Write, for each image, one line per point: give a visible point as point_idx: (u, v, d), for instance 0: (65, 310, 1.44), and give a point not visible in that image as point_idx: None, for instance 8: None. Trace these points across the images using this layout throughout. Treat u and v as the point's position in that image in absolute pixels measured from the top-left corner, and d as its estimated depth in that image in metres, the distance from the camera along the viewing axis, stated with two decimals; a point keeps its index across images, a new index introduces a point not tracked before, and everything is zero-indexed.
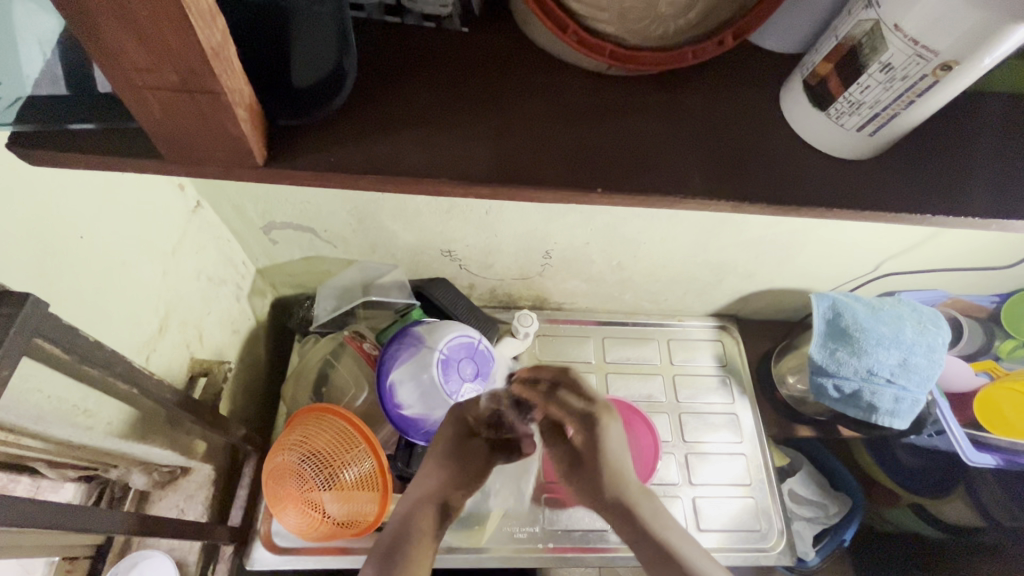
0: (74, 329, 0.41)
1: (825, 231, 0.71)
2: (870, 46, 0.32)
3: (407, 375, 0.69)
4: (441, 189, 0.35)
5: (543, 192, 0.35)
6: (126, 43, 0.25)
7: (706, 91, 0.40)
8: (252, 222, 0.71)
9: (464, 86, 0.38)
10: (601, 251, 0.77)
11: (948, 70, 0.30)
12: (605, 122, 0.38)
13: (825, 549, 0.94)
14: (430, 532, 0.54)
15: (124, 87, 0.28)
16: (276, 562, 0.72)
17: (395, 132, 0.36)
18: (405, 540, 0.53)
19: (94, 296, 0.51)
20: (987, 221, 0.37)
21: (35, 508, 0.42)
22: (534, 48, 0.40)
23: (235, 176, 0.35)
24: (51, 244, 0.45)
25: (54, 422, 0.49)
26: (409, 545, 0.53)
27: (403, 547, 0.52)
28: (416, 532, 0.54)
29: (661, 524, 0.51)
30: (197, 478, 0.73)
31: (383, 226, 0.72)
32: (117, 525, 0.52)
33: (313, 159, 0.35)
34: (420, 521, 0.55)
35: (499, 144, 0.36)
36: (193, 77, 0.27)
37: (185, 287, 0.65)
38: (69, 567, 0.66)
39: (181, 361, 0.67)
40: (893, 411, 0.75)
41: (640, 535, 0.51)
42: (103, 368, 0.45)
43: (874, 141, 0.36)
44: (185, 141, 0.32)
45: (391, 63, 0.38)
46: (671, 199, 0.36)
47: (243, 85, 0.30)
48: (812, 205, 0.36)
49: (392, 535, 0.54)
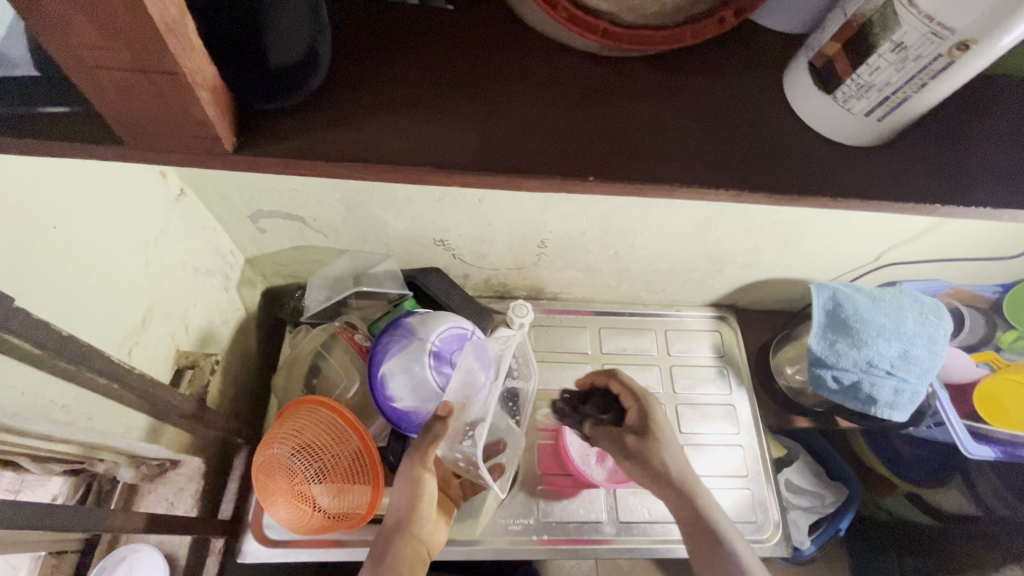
0: (46, 325, 0.40)
1: (828, 221, 0.70)
2: (881, 24, 0.30)
3: (398, 367, 0.70)
4: (426, 178, 0.33)
5: (532, 181, 0.33)
6: (70, 17, 0.23)
7: (706, 74, 0.38)
8: (238, 210, 0.69)
9: (447, 68, 0.35)
10: (598, 240, 0.75)
11: (966, 49, 0.28)
12: (600, 107, 0.36)
13: (820, 538, 0.95)
14: (413, 547, 0.58)
15: (75, 68, 0.26)
16: (267, 555, 0.71)
17: (373, 117, 0.34)
18: (390, 557, 0.56)
19: (69, 288, 0.49)
20: (1000, 211, 0.35)
21: (11, 508, 0.40)
22: (523, 28, 0.37)
23: (206, 163, 0.33)
24: (18, 235, 0.43)
25: (32, 418, 0.47)
26: (397, 568, 0.55)
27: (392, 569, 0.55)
28: (400, 558, 0.56)
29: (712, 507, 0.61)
30: (187, 471, 0.72)
31: (374, 215, 0.70)
32: (99, 523, 0.50)
33: (287, 144, 0.33)
34: (402, 544, 0.57)
35: (485, 130, 0.34)
36: (148, 57, 0.25)
37: (169, 278, 0.63)
38: (56, 561, 0.65)
39: (166, 353, 0.65)
40: (894, 403, 0.73)
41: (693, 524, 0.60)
42: (78, 363, 0.44)
43: (884, 126, 0.34)
44: (146, 126, 0.30)
45: (368, 45, 0.36)
46: (668, 188, 0.34)
47: (206, 65, 0.28)
48: (817, 194, 0.35)
49: (377, 550, 0.57)
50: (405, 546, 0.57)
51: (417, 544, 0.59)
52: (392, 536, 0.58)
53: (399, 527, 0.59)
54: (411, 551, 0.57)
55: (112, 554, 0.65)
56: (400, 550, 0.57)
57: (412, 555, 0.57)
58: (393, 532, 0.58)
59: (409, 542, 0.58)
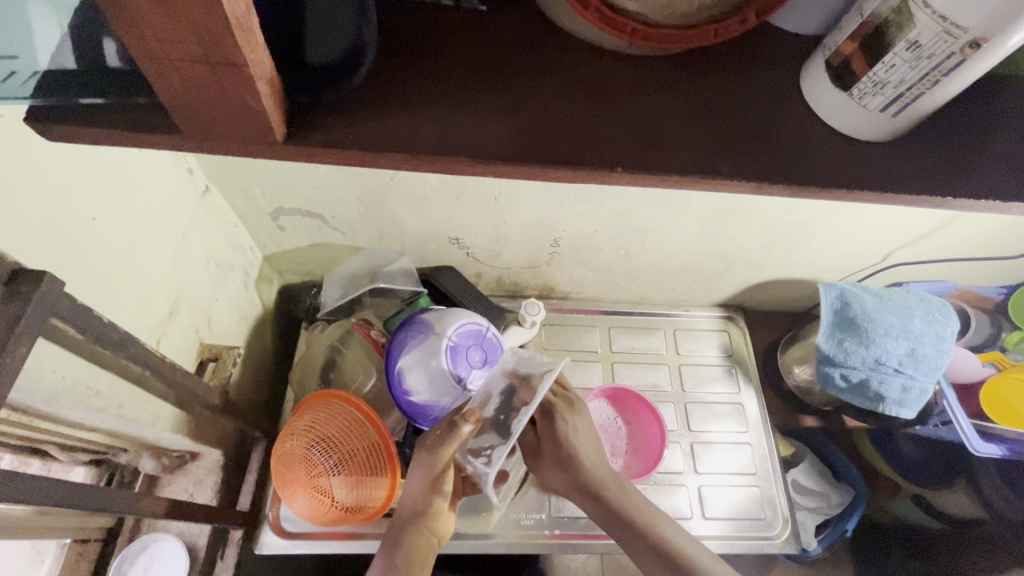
0: (89, 310, 0.41)
1: (837, 221, 0.71)
2: (897, 23, 0.31)
3: (415, 362, 0.71)
4: (460, 168, 0.35)
5: (562, 171, 0.35)
6: (149, 12, 0.25)
7: (725, 71, 0.39)
8: (260, 207, 0.71)
9: (480, 64, 0.37)
10: (610, 239, 0.77)
11: (978, 47, 0.29)
12: (625, 101, 0.37)
13: (828, 540, 0.96)
14: (428, 537, 0.60)
15: (147, 60, 0.28)
16: (285, 546, 0.72)
17: (411, 110, 0.35)
18: (406, 547, 0.59)
19: (105, 278, 0.51)
20: (1007, 204, 0.37)
21: (51, 488, 0.41)
22: (552, 27, 0.39)
23: (254, 154, 0.35)
24: (63, 225, 0.44)
25: (67, 403, 0.49)
26: (411, 560, 0.58)
27: (406, 561, 0.58)
28: (414, 553, 0.58)
29: (638, 512, 0.60)
30: (206, 463, 0.73)
31: (391, 213, 0.72)
32: (128, 508, 0.51)
33: (331, 134, 0.34)
34: (416, 535, 0.60)
35: (517, 122, 0.35)
36: (215, 48, 0.27)
37: (195, 271, 0.65)
38: (80, 549, 0.66)
39: (190, 346, 0.67)
40: (901, 401, 0.75)
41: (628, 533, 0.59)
42: (116, 349, 0.45)
43: (897, 121, 0.36)
44: (205, 117, 0.32)
45: (405, 41, 0.37)
46: (691, 179, 0.35)
47: (265, 58, 0.29)
48: (832, 186, 0.36)
49: (392, 538, 0.60)
50: (420, 539, 0.60)
51: (430, 537, 0.60)
52: (407, 526, 0.60)
53: (414, 516, 0.61)
54: (426, 544, 0.60)
55: (134, 543, 0.67)
56: (414, 542, 0.59)
57: (425, 548, 0.59)
58: (408, 525, 0.60)
59: (422, 535, 0.60)
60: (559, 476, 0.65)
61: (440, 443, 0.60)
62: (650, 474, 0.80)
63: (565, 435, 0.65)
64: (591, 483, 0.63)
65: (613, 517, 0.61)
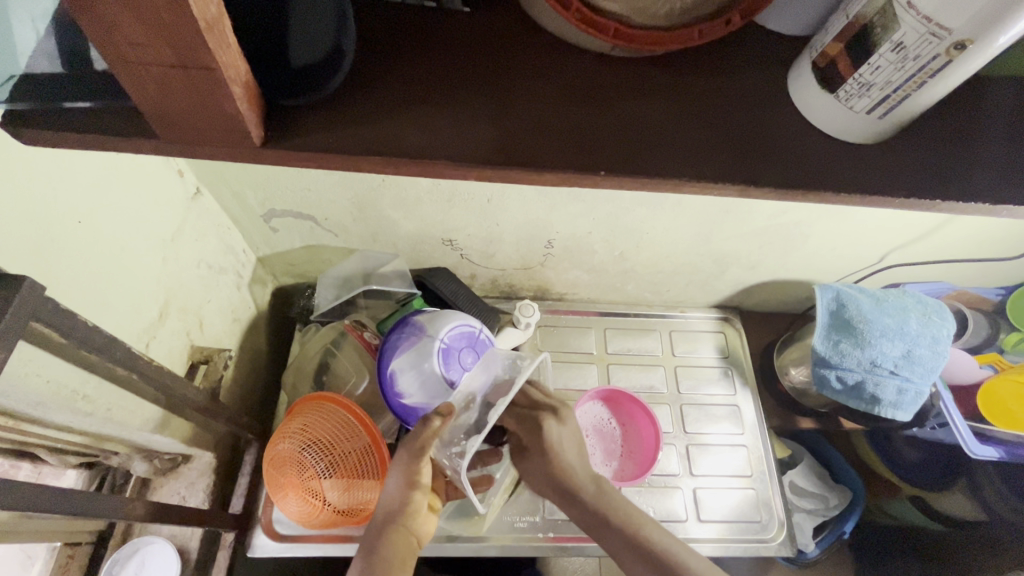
0: (72, 314, 0.41)
1: (833, 221, 0.71)
2: (882, 25, 0.31)
3: (407, 364, 0.70)
4: (442, 172, 0.35)
5: (546, 175, 0.34)
6: (119, 16, 0.25)
7: (710, 74, 0.39)
8: (252, 209, 0.70)
9: (461, 67, 0.37)
10: (603, 240, 0.76)
11: (963, 49, 0.29)
12: (612, 105, 0.37)
13: (825, 541, 0.95)
14: (408, 537, 0.56)
15: (118, 64, 0.28)
16: (277, 549, 0.72)
17: (393, 113, 0.35)
18: (381, 550, 0.54)
19: (93, 281, 0.50)
20: (997, 207, 0.36)
21: (36, 493, 0.41)
22: (536, 29, 0.39)
23: (235, 157, 0.35)
24: (48, 229, 0.44)
25: (54, 407, 0.49)
26: (388, 564, 0.53)
27: (384, 565, 0.53)
28: (393, 551, 0.54)
29: (608, 503, 0.58)
30: (198, 466, 0.73)
31: (384, 214, 0.71)
32: (116, 512, 0.51)
33: (313, 138, 0.34)
34: (394, 537, 0.56)
35: (500, 125, 0.35)
36: (187, 53, 0.26)
37: (185, 274, 0.65)
38: (71, 552, 0.66)
39: (180, 348, 0.66)
40: (897, 403, 0.74)
41: (592, 516, 0.58)
42: (101, 352, 0.45)
43: (886, 123, 0.35)
44: (180, 120, 0.31)
45: (388, 45, 0.37)
46: (675, 182, 0.35)
47: (240, 62, 0.29)
48: (819, 188, 0.36)
49: (366, 546, 0.55)
50: (398, 540, 0.55)
51: (409, 538, 0.56)
52: (382, 527, 0.56)
53: (390, 517, 0.57)
54: (403, 543, 0.56)
55: (125, 546, 0.67)
56: (391, 543, 0.55)
57: (403, 547, 0.55)
58: (382, 526, 0.56)
59: (399, 536, 0.56)
60: (538, 471, 0.62)
61: (414, 438, 0.58)
62: (643, 477, 0.79)
63: (555, 441, 0.62)
64: (571, 485, 0.60)
65: (578, 500, 0.59)
